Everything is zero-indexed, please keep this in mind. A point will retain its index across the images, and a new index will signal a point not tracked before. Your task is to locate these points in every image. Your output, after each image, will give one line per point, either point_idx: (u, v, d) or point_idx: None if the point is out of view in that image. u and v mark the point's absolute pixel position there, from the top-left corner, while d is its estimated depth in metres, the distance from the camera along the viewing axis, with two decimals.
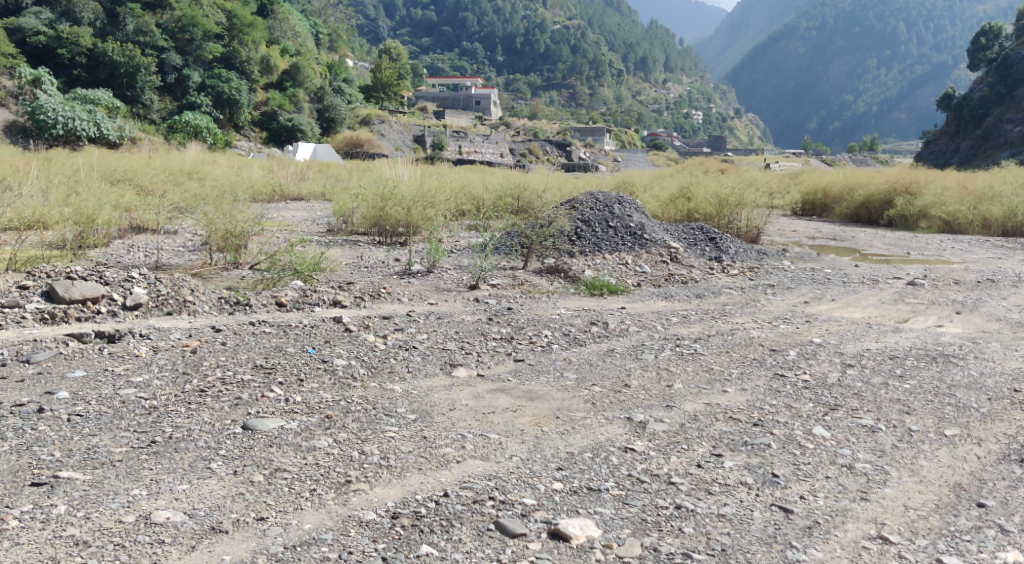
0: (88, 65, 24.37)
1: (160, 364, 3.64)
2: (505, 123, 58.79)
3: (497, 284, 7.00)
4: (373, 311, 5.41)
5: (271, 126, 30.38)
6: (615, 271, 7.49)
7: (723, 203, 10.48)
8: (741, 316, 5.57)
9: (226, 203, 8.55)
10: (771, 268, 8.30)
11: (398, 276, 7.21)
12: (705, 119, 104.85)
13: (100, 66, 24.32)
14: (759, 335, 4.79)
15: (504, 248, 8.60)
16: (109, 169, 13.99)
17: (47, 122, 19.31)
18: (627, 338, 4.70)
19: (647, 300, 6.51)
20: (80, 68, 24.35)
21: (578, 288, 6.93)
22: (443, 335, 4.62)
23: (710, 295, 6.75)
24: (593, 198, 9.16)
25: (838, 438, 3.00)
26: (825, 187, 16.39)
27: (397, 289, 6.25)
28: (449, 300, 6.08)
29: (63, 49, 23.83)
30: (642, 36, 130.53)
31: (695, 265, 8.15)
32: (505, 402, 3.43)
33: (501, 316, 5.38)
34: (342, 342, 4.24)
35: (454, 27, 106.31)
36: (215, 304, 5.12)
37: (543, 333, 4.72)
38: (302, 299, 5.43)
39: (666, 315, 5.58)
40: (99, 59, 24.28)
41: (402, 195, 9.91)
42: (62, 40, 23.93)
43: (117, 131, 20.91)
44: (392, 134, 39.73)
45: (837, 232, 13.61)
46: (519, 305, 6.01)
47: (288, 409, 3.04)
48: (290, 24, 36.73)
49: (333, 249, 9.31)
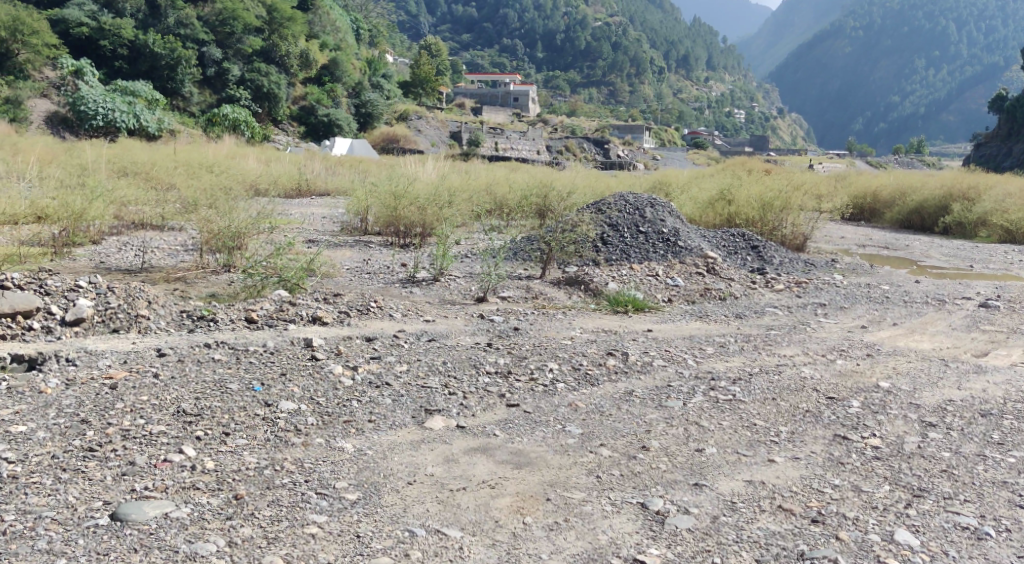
0: (130, 56, 24.08)
1: (63, 405, 2.94)
2: (543, 120, 58.01)
3: (508, 296, 6.31)
4: (356, 330, 4.67)
5: (308, 121, 29.91)
6: (644, 284, 6.68)
7: (766, 207, 9.62)
8: (790, 347, 4.74)
9: (225, 200, 7.96)
10: (821, 283, 7.41)
11: (399, 286, 6.57)
12: (747, 118, 102.90)
13: (141, 58, 24.05)
14: (811, 375, 3.96)
15: (521, 256, 7.89)
16: (126, 160, 13.63)
17: (87, 113, 19.02)
18: (652, 376, 3.89)
19: (678, 320, 5.71)
20: (122, 60, 24.06)
21: (600, 304, 6.14)
22: (427, 366, 3.84)
23: (752, 316, 5.92)
24: (622, 200, 8.36)
25: (932, 551, 2.25)
26: (875, 192, 15.37)
27: (391, 302, 5.53)
28: (449, 317, 5.36)
29: (106, 41, 23.41)
30: (684, 33, 128.60)
31: (734, 277, 7.29)
32: (484, 470, 2.65)
33: (503, 341, 4.64)
34: (301, 375, 3.48)
35: (494, 23, 105.67)
36: (174, 319, 4.48)
37: (548, 367, 3.93)
38: (276, 315, 4.73)
39: (704, 342, 4.77)
40: (141, 50, 24.02)
41: (417, 193, 9.21)
42: (104, 32, 23.53)
43: (157, 123, 20.19)
44: (430, 128, 39.17)
45: (889, 240, 12.62)
46: (531, 327, 5.24)
47: (186, 483, 2.32)
48: (329, 19, 36.42)
49: (339, 252, 8.65)
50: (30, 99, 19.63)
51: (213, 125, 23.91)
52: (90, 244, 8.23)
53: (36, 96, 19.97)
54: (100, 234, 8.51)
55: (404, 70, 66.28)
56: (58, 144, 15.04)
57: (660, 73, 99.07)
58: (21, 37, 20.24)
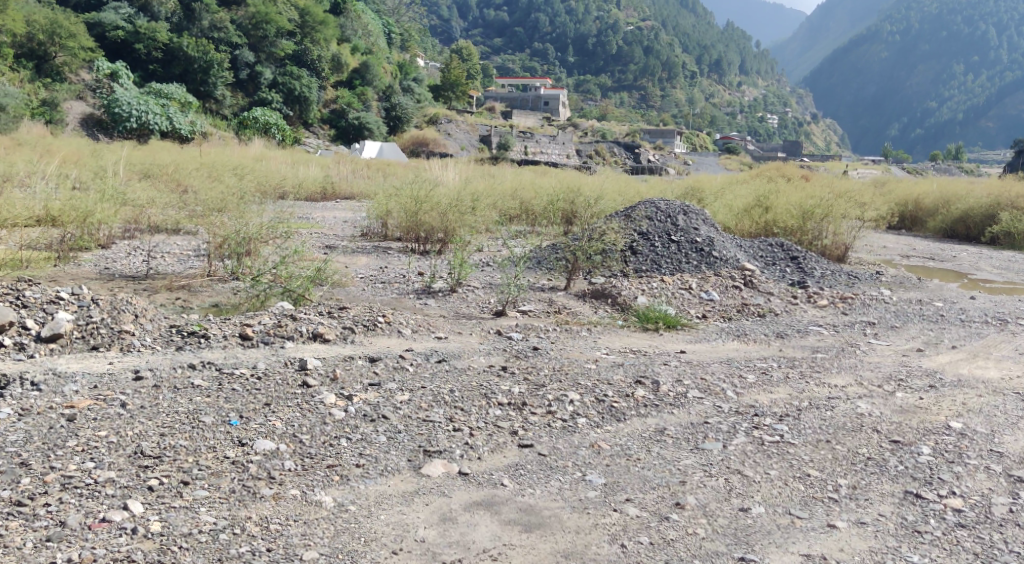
0: (164, 60, 24.05)
1: (7, 440, 2.59)
2: (573, 125, 57.52)
3: (529, 309, 5.91)
4: (359, 350, 4.26)
5: (338, 124, 29.75)
6: (675, 298, 6.21)
7: (807, 215, 9.09)
8: (841, 374, 4.24)
9: (239, 205, 7.63)
10: (867, 297, 6.88)
11: (414, 298, 6.22)
12: (781, 123, 101.33)
13: (175, 61, 23.99)
14: (871, 411, 3.46)
15: (546, 267, 7.46)
16: (149, 162, 13.45)
17: (121, 115, 18.97)
18: (688, 411, 3.42)
19: (714, 340, 5.24)
20: (156, 63, 24.04)
21: (628, 320, 5.67)
22: (431, 395, 3.40)
23: (795, 336, 5.44)
24: (653, 206, 7.90)
25: None
26: (917, 200, 14.74)
27: (402, 316, 5.12)
28: (463, 335, 4.94)
29: (141, 44, 23.41)
30: (718, 38, 127.16)
31: (773, 291, 6.79)
32: (485, 534, 2.31)
33: (517, 365, 4.21)
34: (286, 406, 3.07)
35: (526, 29, 105.31)
36: (163, 336, 4.12)
37: (568, 398, 3.47)
38: (273, 331, 4.33)
39: (745, 368, 4.28)
40: (175, 54, 23.97)
41: (440, 198, 8.83)
42: (140, 35, 23.50)
43: (190, 125, 20.13)
44: (459, 132, 38.83)
45: (934, 250, 11.97)
46: (553, 347, 4.81)
47: (116, 557, 2.06)
48: (361, 23, 36.32)
49: (357, 259, 8.28)
50: (65, 101, 19.62)
51: (245, 128, 23.83)
52: (96, 248, 7.91)
53: (72, 98, 19.95)
54: (110, 238, 8.19)
55: (435, 74, 66.17)
56: (86, 145, 15.00)
57: (692, 77, 98.10)
58: (59, 40, 20.28)
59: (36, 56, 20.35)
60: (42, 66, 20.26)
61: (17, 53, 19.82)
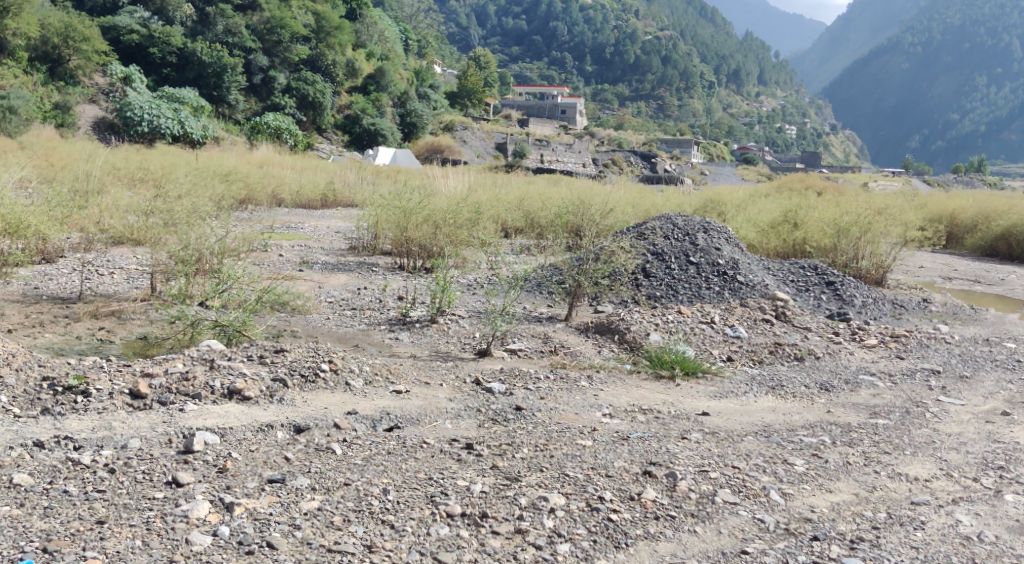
0: (178, 64, 23.34)
1: None
2: (589, 133, 56.49)
3: (519, 348, 4.92)
4: (283, 415, 3.28)
5: (352, 130, 28.85)
6: (695, 335, 5.19)
7: (842, 231, 8.01)
8: (927, 458, 3.18)
9: (198, 218, 6.71)
10: (923, 334, 5.79)
11: (385, 331, 5.22)
12: (799, 133, 99.77)
13: (188, 66, 23.26)
14: (995, 540, 2.48)
15: (545, 292, 6.52)
16: (132, 165, 12.54)
17: (133, 119, 18.21)
18: (720, 529, 2.44)
19: (743, 396, 4.21)
20: (170, 68, 23.35)
21: (638, 365, 4.66)
22: (347, 503, 2.41)
23: (844, 390, 4.41)
24: (669, 223, 6.93)
25: None
26: (953, 215, 13.69)
27: (360, 360, 4.09)
28: (431, 389, 3.91)
29: (155, 48, 22.83)
30: (737, 48, 125.62)
31: (811, 326, 5.72)
32: None
33: (491, 440, 3.16)
34: (126, 528, 2.15)
35: (545, 37, 104.31)
36: (29, 396, 3.21)
37: (548, 504, 2.48)
38: (176, 387, 3.38)
39: (789, 447, 3.22)
40: (190, 58, 23.24)
41: (433, 210, 7.86)
42: (154, 39, 22.91)
43: (201, 130, 19.35)
44: (475, 139, 37.87)
45: (978, 271, 10.84)
46: (542, 405, 3.78)
47: None
48: (378, 27, 35.41)
49: (334, 276, 7.36)
50: (78, 104, 18.90)
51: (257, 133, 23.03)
52: (36, 263, 6.98)
53: (84, 102, 19.20)
54: (58, 251, 7.26)
55: (452, 81, 65.17)
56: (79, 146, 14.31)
57: (710, 87, 96.86)
58: (73, 43, 19.52)
59: (50, 60, 19.55)
60: (55, 69, 19.51)
61: (31, 56, 19.19)
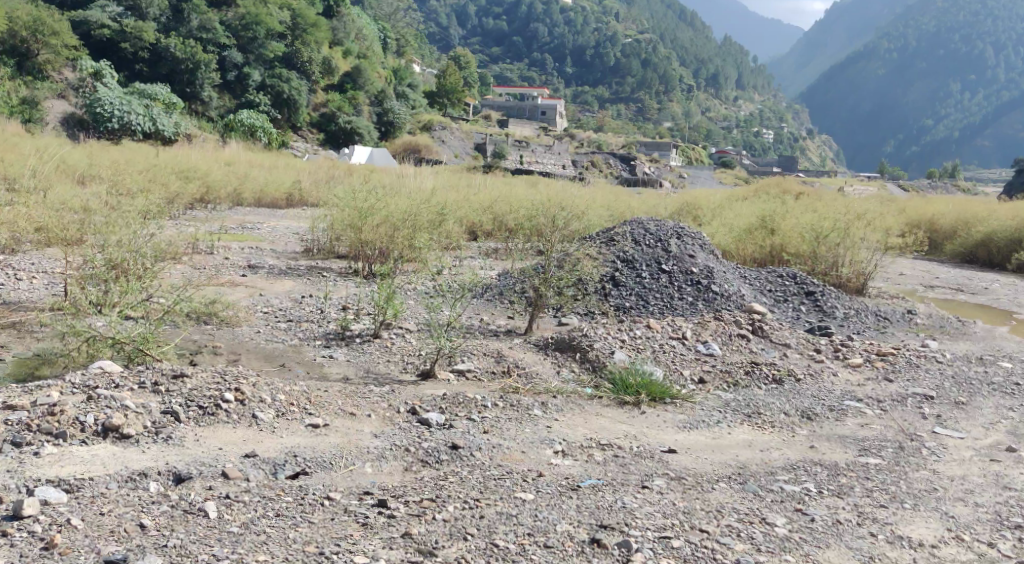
0: (150, 59, 22.53)
1: None
2: (568, 135, 56.11)
3: (468, 367, 4.38)
4: (162, 458, 2.74)
5: (328, 128, 28.12)
6: (663, 353, 4.67)
7: (820, 237, 7.53)
8: (936, 513, 2.72)
9: (130, 218, 6.08)
10: (909, 351, 5.31)
11: (320, 349, 4.63)
12: (778, 138, 100.18)
13: (161, 62, 22.51)
14: None
15: (505, 302, 5.99)
16: (82, 160, 11.76)
17: (103, 115, 17.46)
18: None
19: (716, 426, 3.70)
20: (143, 63, 22.54)
21: (599, 388, 4.14)
22: None
23: (828, 419, 3.92)
24: (640, 227, 6.42)
25: None
26: (932, 220, 13.36)
27: (277, 384, 3.51)
28: (356, 422, 3.33)
29: (127, 43, 21.88)
30: (716, 52, 126.00)
31: (790, 341, 5.20)
32: None
33: (414, 488, 2.63)
34: None
35: (525, 38, 103.73)
36: None
37: None
38: (39, 422, 2.83)
39: (769, 500, 2.71)
40: (162, 54, 22.48)
41: (389, 208, 7.25)
42: (126, 34, 21.99)
43: (174, 127, 18.48)
44: (453, 139, 37.24)
45: (960, 280, 10.46)
46: (485, 442, 3.20)
47: None
48: (355, 26, 34.70)
49: (280, 282, 6.77)
50: (47, 99, 18.04)
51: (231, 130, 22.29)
52: None
53: (54, 96, 18.38)
54: None
55: (432, 80, 64.34)
56: (33, 139, 13.57)
57: (689, 91, 97.01)
58: (42, 37, 18.69)
59: (18, 54, 18.68)
60: (23, 64, 18.68)
61: None
